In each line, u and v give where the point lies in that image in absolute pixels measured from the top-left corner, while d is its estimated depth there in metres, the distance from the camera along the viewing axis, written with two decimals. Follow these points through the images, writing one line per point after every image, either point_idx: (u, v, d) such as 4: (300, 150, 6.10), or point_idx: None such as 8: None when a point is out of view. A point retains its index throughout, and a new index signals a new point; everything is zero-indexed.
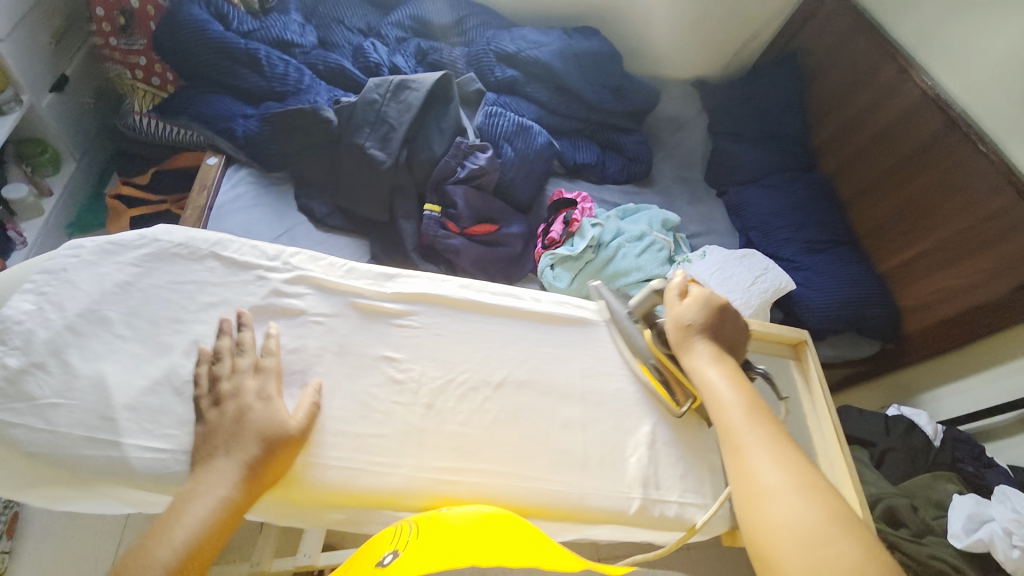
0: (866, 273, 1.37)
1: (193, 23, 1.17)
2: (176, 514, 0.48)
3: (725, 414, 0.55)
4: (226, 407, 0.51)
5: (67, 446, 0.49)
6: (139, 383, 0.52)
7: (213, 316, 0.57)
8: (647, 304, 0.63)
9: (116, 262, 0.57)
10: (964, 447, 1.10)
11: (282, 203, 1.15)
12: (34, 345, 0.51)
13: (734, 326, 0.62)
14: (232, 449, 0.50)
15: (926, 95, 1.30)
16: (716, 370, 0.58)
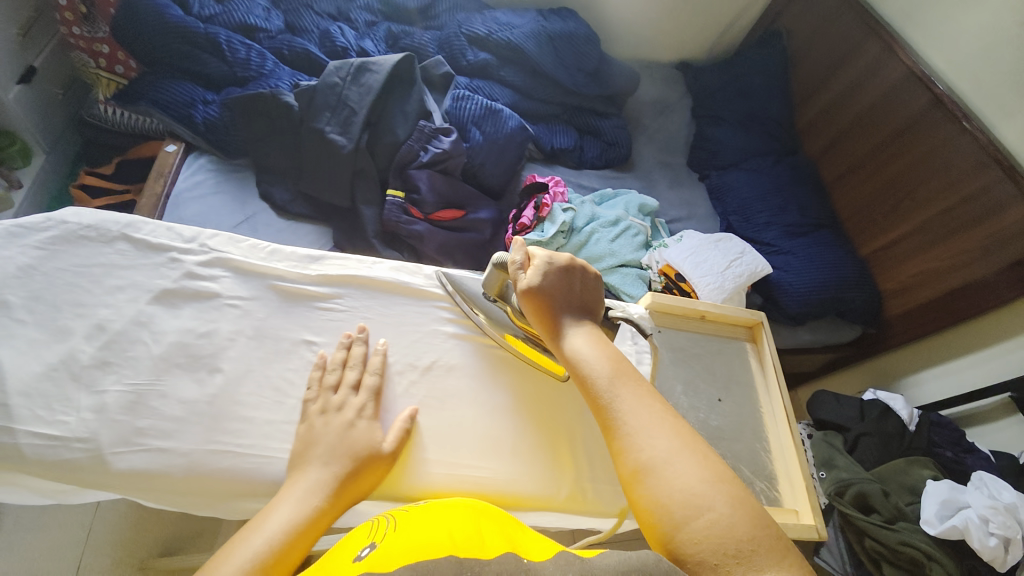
0: (848, 256, 1.34)
1: (151, 7, 1.14)
2: (258, 522, 0.45)
3: (590, 385, 0.52)
4: (329, 419, 0.50)
5: None
6: (35, 368, 0.48)
7: (121, 301, 0.52)
8: (496, 280, 0.58)
9: (19, 245, 0.51)
10: (942, 431, 1.08)
11: (243, 189, 1.13)
12: None
13: (588, 284, 0.58)
14: (144, 438, 0.47)
15: (910, 71, 1.25)
16: (579, 338, 0.55)
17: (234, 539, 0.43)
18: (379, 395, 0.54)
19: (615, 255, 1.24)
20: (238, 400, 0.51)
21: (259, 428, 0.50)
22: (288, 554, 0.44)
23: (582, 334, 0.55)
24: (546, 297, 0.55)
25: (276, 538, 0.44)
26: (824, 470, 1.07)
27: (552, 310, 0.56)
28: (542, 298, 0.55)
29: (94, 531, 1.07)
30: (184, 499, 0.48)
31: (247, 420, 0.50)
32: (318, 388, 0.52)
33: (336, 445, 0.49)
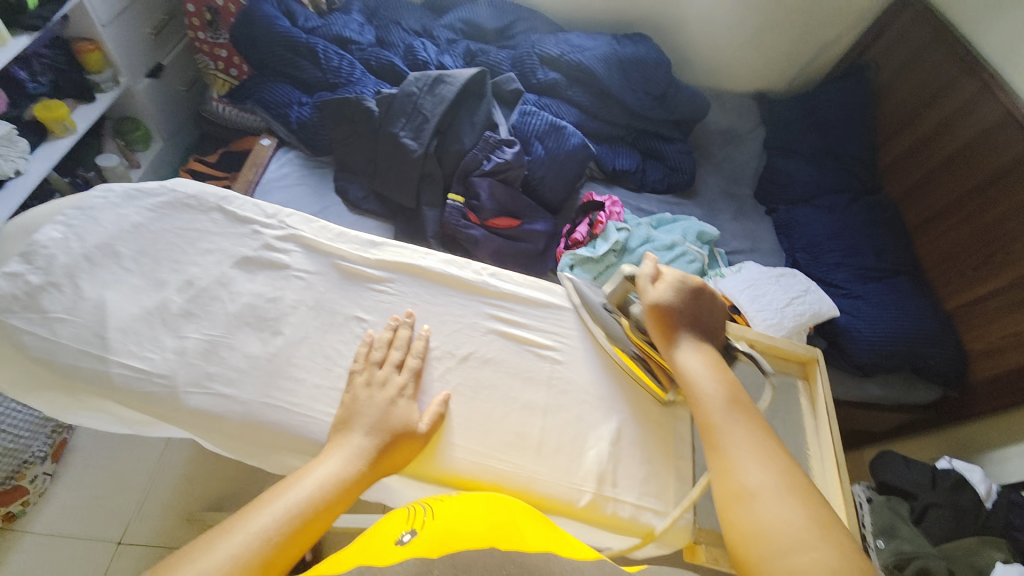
0: (927, 308, 1.23)
1: (264, 19, 1.29)
2: (306, 471, 0.48)
3: (702, 404, 0.53)
4: (372, 392, 0.53)
5: (65, 358, 0.51)
6: (133, 310, 0.54)
7: (208, 262, 0.58)
8: (620, 292, 0.62)
9: (136, 206, 0.60)
10: (1022, 513, 0.96)
11: (322, 183, 1.24)
12: (54, 267, 0.54)
13: (713, 309, 0.60)
14: (210, 388, 0.52)
15: (1010, 114, 1.14)
16: (697, 358, 0.56)
17: (284, 481, 0.47)
18: (418, 376, 0.56)
19: None
20: (292, 361, 0.55)
21: (308, 390, 0.54)
22: (333, 508, 0.47)
23: (703, 354, 0.56)
24: (671, 314, 0.57)
25: (323, 488, 0.47)
26: (882, 539, 0.96)
27: (677, 326, 0.57)
28: (667, 314, 0.58)
29: (156, 477, 1.18)
30: (239, 445, 0.53)
31: (299, 382, 0.54)
32: (364, 362, 0.55)
33: (377, 420, 0.51)
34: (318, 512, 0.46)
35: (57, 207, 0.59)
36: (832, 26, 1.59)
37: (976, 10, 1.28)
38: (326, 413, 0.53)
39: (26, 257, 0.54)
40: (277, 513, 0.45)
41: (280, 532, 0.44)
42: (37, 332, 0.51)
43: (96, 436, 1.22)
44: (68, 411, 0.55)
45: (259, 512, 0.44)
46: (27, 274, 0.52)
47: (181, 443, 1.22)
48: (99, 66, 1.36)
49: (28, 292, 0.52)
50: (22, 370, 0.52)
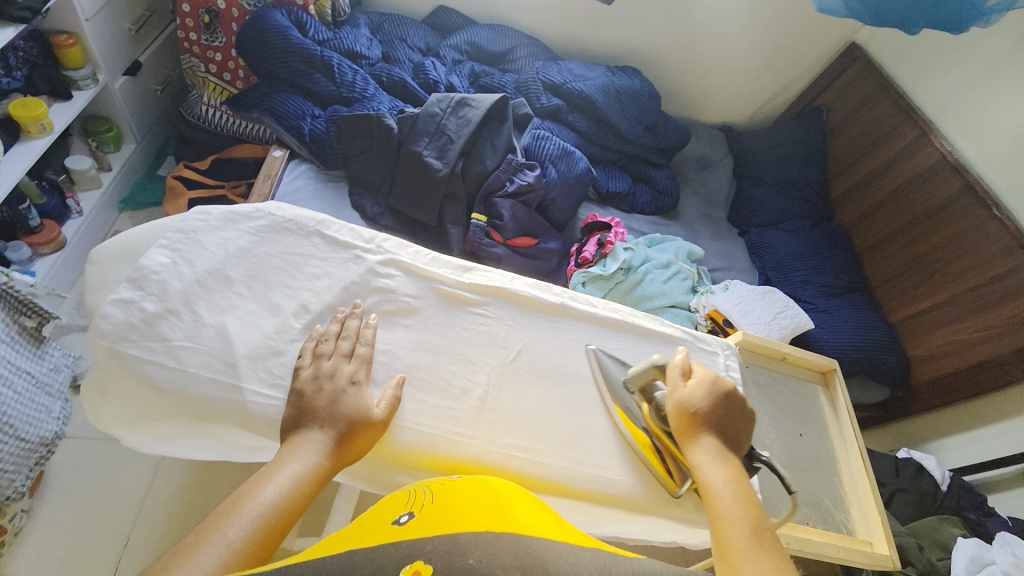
0: (878, 320, 1.43)
1: (275, 27, 1.26)
2: (266, 476, 0.47)
3: (723, 523, 0.50)
4: (320, 385, 0.53)
5: (195, 386, 0.52)
6: (256, 336, 0.56)
7: (320, 287, 0.60)
8: (646, 375, 0.61)
9: (237, 230, 0.60)
10: (968, 496, 1.17)
11: (337, 198, 1.23)
12: (169, 294, 0.54)
13: (743, 413, 0.59)
14: (326, 424, 0.51)
15: (945, 159, 1.36)
16: (719, 468, 0.54)
17: (242, 492, 0.46)
18: (369, 365, 0.57)
19: (667, 296, 1.31)
20: (413, 383, 0.59)
21: (431, 411, 0.58)
22: (295, 511, 0.46)
23: (727, 466, 0.54)
24: (704, 415, 0.56)
25: (285, 488, 0.46)
26: None
27: (704, 429, 0.56)
28: (697, 415, 0.56)
29: (147, 508, 1.08)
30: (365, 463, 0.57)
31: (419, 403, 0.59)
32: (311, 357, 0.55)
33: (330, 411, 0.52)
34: (290, 506, 0.46)
35: (152, 230, 0.59)
36: (788, 71, 1.78)
37: (914, 67, 1.51)
38: (449, 430, 0.58)
39: (137, 283, 0.54)
40: (245, 524, 0.43)
41: (245, 541, 0.42)
42: (160, 361, 0.52)
43: (76, 466, 1.11)
44: (180, 434, 0.56)
45: (221, 525, 0.42)
46: (144, 302, 0.53)
47: (171, 470, 1.13)
48: (77, 63, 1.26)
49: (147, 319, 0.52)
50: (147, 399, 0.53)
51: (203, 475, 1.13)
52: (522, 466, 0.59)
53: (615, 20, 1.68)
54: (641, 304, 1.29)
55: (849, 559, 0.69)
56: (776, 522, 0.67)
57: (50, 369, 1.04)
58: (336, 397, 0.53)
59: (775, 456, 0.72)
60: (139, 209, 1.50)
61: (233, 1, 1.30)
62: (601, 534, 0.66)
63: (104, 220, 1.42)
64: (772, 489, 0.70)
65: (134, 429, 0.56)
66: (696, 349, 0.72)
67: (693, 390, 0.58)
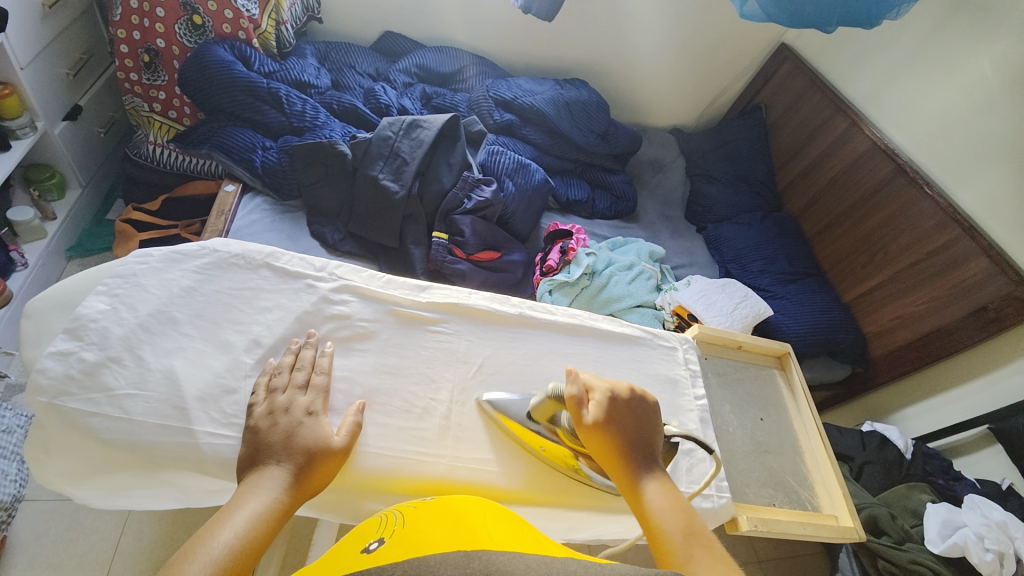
0: (833, 301, 1.49)
1: (219, 62, 1.25)
2: (222, 519, 0.45)
3: (663, 539, 0.51)
4: (275, 419, 0.52)
5: (143, 434, 0.51)
6: (206, 376, 0.55)
7: (272, 320, 0.60)
8: (546, 406, 0.58)
9: (181, 269, 0.60)
10: (933, 461, 1.22)
11: (295, 227, 1.22)
12: (110, 341, 0.53)
13: (648, 418, 0.58)
14: (285, 458, 0.50)
15: (876, 145, 1.45)
16: (649, 481, 0.55)
17: (196, 538, 0.44)
18: (327, 393, 0.57)
19: (632, 297, 1.34)
20: (374, 407, 0.59)
21: (394, 433, 0.58)
22: (253, 551, 0.45)
23: (652, 476, 0.55)
24: (610, 432, 0.56)
25: (242, 529, 0.45)
26: None
27: (612, 445, 0.56)
28: (605, 433, 0.56)
29: (115, 569, 1.02)
30: (330, 495, 0.56)
31: (382, 427, 0.58)
32: (266, 391, 0.54)
33: (288, 444, 0.51)
34: (248, 546, 0.45)
35: (90, 278, 0.57)
36: (727, 73, 1.87)
37: (841, 62, 1.61)
38: (415, 451, 0.58)
39: (75, 333, 0.52)
40: (197, 570, 0.41)
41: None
42: (104, 412, 0.50)
43: (35, 533, 1.04)
44: (135, 486, 0.54)
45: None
46: (83, 352, 0.51)
47: (141, 524, 1.07)
48: (13, 112, 1.20)
49: (87, 370, 0.51)
50: (94, 452, 0.50)
51: (176, 526, 1.08)
52: (491, 481, 0.59)
53: (558, 35, 1.73)
54: (607, 307, 1.32)
55: (816, 535, 0.71)
56: (745, 507, 0.69)
57: (1, 431, 0.98)
58: (293, 430, 0.52)
59: (739, 442, 0.75)
60: (88, 255, 1.44)
61: (172, 39, 1.28)
62: (579, 536, 0.67)
63: (50, 270, 1.36)
64: (738, 474, 0.72)
65: (85, 486, 0.53)
66: (654, 346, 0.75)
67: (594, 409, 0.57)
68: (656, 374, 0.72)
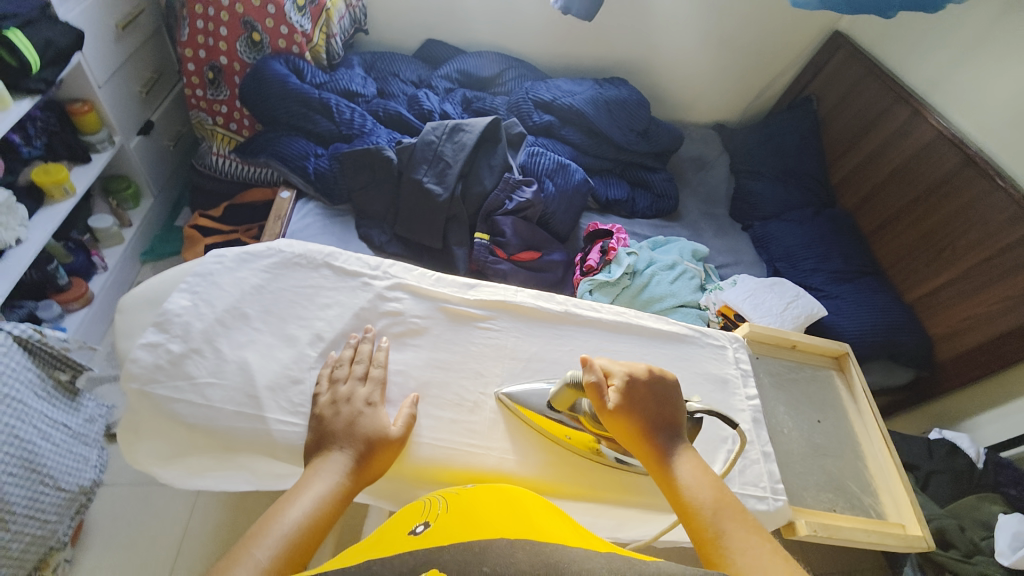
0: (893, 301, 1.40)
1: (275, 76, 1.33)
2: (291, 498, 0.49)
3: (693, 512, 0.52)
4: (338, 409, 0.55)
5: (221, 419, 0.55)
6: (275, 367, 0.58)
7: (331, 316, 0.63)
8: (565, 395, 0.58)
9: (251, 268, 0.64)
10: (1007, 472, 1.13)
11: (345, 230, 1.27)
12: (192, 334, 0.57)
13: (669, 399, 0.58)
14: (346, 445, 0.53)
15: (941, 135, 1.35)
16: (675, 461, 0.55)
17: (268, 516, 0.47)
18: (384, 386, 0.59)
19: (676, 296, 1.32)
20: (426, 400, 0.61)
21: (447, 425, 0.60)
22: (319, 529, 0.48)
23: (676, 453, 0.55)
24: (631, 413, 0.55)
25: (308, 508, 0.48)
26: None
27: (636, 426, 0.55)
28: (627, 416, 0.56)
29: (185, 550, 1.11)
30: (386, 484, 0.58)
31: (435, 419, 0.60)
32: (328, 383, 0.58)
33: (349, 432, 0.54)
34: (314, 523, 0.48)
35: (173, 276, 0.63)
36: (774, 64, 1.81)
37: (901, 48, 1.51)
38: (466, 443, 0.60)
39: (162, 326, 0.57)
40: (271, 544, 0.45)
41: (273, 561, 0.44)
42: (187, 399, 0.55)
43: (114, 515, 1.13)
44: (212, 469, 0.59)
45: (249, 547, 0.44)
46: (169, 343, 0.56)
47: (207, 509, 1.15)
48: (94, 127, 1.32)
49: (172, 359, 0.56)
50: (178, 435, 0.55)
51: (237, 514, 1.15)
52: (541, 475, 0.60)
53: (598, 35, 1.73)
54: (650, 306, 1.30)
55: (881, 543, 0.67)
56: (802, 511, 0.66)
57: (86, 420, 1.08)
58: (354, 419, 0.55)
59: (794, 444, 0.72)
60: (159, 259, 1.56)
61: (234, 56, 1.38)
62: (627, 534, 0.67)
63: (127, 273, 1.49)
64: (794, 477, 0.70)
65: (169, 467, 0.58)
66: (703, 345, 0.74)
67: (615, 393, 0.57)
68: (706, 373, 0.71)
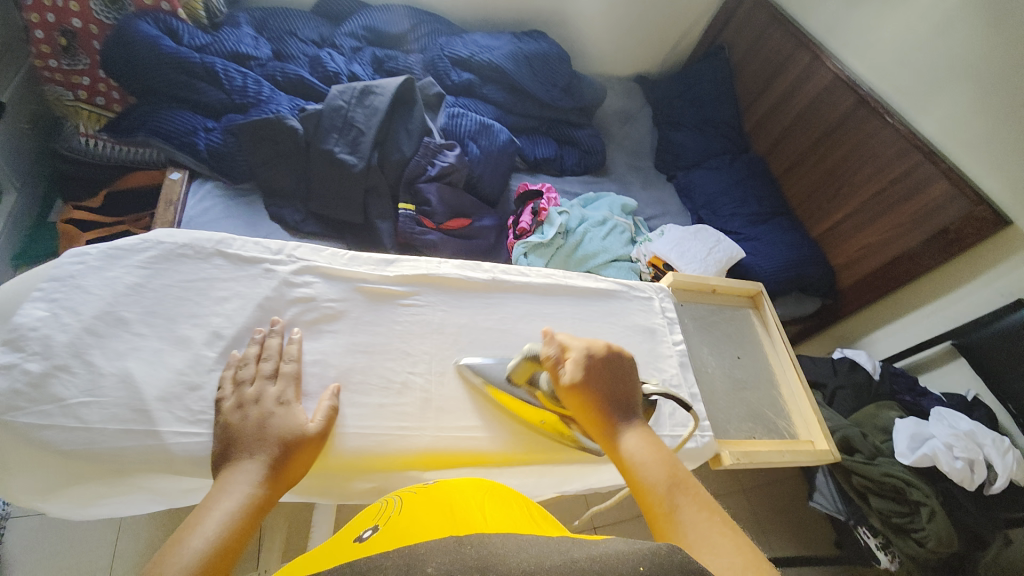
0: (801, 238, 1.52)
1: (144, 38, 1.14)
2: (195, 523, 0.43)
3: (644, 488, 0.50)
4: (246, 412, 0.51)
5: (104, 441, 0.48)
6: (166, 375, 0.52)
7: (230, 309, 0.57)
8: (523, 369, 0.60)
9: (123, 266, 0.56)
10: (901, 379, 1.30)
11: (254, 213, 1.16)
12: (54, 349, 0.49)
13: (626, 376, 0.58)
14: (256, 451, 0.49)
15: (838, 78, 1.44)
16: (629, 435, 0.54)
17: (166, 548, 0.41)
18: (298, 380, 0.55)
19: (608, 252, 1.34)
20: (350, 389, 0.58)
21: (375, 411, 0.57)
22: (237, 545, 0.44)
23: (630, 428, 0.54)
24: (586, 388, 0.56)
25: (217, 530, 0.43)
26: None
27: (592, 401, 0.55)
28: (583, 391, 0.56)
29: (116, 575, 1.02)
30: (314, 484, 0.55)
31: (362, 406, 0.58)
32: (233, 385, 0.53)
33: (258, 435, 0.50)
34: (233, 540, 0.44)
35: (22, 284, 0.53)
36: (688, 12, 1.82)
37: None
38: (398, 426, 0.57)
39: (14, 344, 0.48)
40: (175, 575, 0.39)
41: None
42: (58, 424, 0.47)
43: (24, 551, 1.02)
44: (107, 497, 0.52)
45: None
46: (26, 363, 0.48)
47: (136, 526, 1.07)
48: None
49: (33, 382, 0.48)
50: (53, 466, 0.48)
51: (171, 526, 1.08)
52: (475, 446, 0.59)
53: None
54: (584, 263, 1.31)
55: (796, 460, 0.73)
56: (727, 443, 0.71)
57: None
58: (265, 420, 0.51)
59: (717, 381, 0.77)
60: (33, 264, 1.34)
61: (88, 17, 1.17)
62: (573, 488, 0.70)
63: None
64: (718, 413, 0.74)
65: (51, 502, 0.51)
66: (632, 298, 0.75)
67: (571, 368, 0.57)
68: (635, 325, 0.73)
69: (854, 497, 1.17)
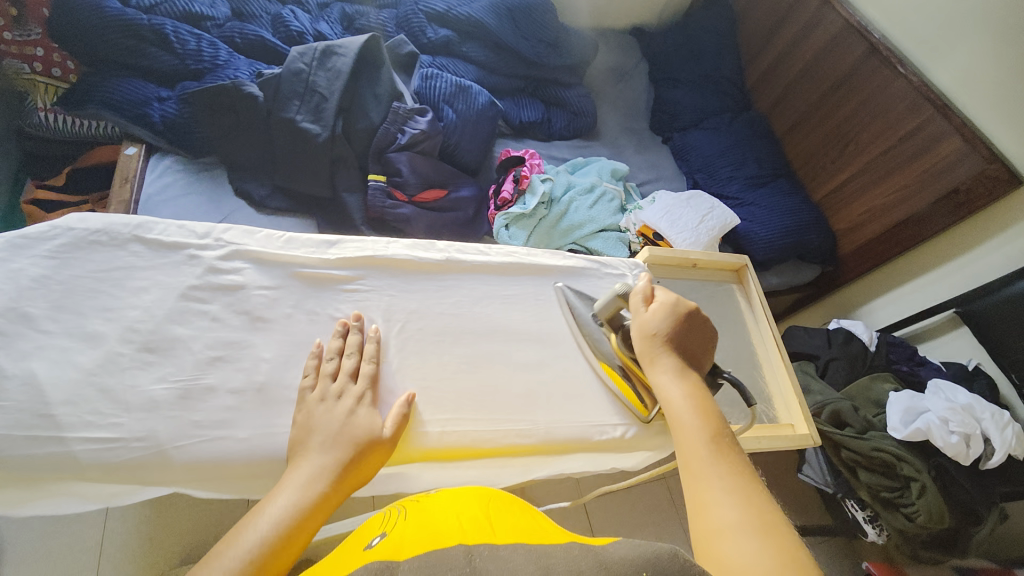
0: (803, 202, 1.43)
1: (88, 2, 1.07)
2: (261, 509, 0.48)
3: (682, 433, 0.53)
4: (329, 407, 0.55)
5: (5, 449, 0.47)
6: (72, 376, 0.51)
7: (146, 300, 0.56)
8: (611, 306, 0.63)
9: (31, 256, 0.54)
10: (897, 350, 1.25)
11: (216, 188, 1.11)
12: None
13: (704, 337, 0.60)
14: (328, 448, 0.53)
15: (848, 24, 1.30)
16: (680, 386, 0.56)
17: (238, 526, 0.48)
18: (374, 382, 0.58)
19: (596, 221, 1.27)
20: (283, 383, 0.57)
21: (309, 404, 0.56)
22: (295, 536, 0.49)
23: (686, 382, 0.56)
24: (665, 339, 0.58)
25: (278, 522, 0.48)
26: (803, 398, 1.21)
27: (664, 351, 0.58)
28: (661, 341, 0.58)
29: (106, 553, 1.05)
30: (243, 485, 0.55)
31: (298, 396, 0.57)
32: (315, 377, 0.57)
33: (337, 433, 0.53)
34: (294, 533, 0.49)
35: None
36: None
37: None
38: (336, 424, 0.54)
39: None
40: (235, 555, 0.46)
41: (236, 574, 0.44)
42: None
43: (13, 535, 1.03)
44: (24, 507, 0.51)
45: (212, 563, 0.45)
46: None
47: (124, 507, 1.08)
48: None
49: None
50: None
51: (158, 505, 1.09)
52: (420, 439, 0.58)
53: None
54: (570, 234, 1.25)
55: (773, 446, 0.70)
56: None
57: None
58: (346, 420, 0.54)
59: None
60: None
61: None
62: (543, 477, 0.67)
63: None
64: None
65: None
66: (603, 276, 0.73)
67: (656, 317, 0.59)
68: None
69: (843, 469, 1.15)
